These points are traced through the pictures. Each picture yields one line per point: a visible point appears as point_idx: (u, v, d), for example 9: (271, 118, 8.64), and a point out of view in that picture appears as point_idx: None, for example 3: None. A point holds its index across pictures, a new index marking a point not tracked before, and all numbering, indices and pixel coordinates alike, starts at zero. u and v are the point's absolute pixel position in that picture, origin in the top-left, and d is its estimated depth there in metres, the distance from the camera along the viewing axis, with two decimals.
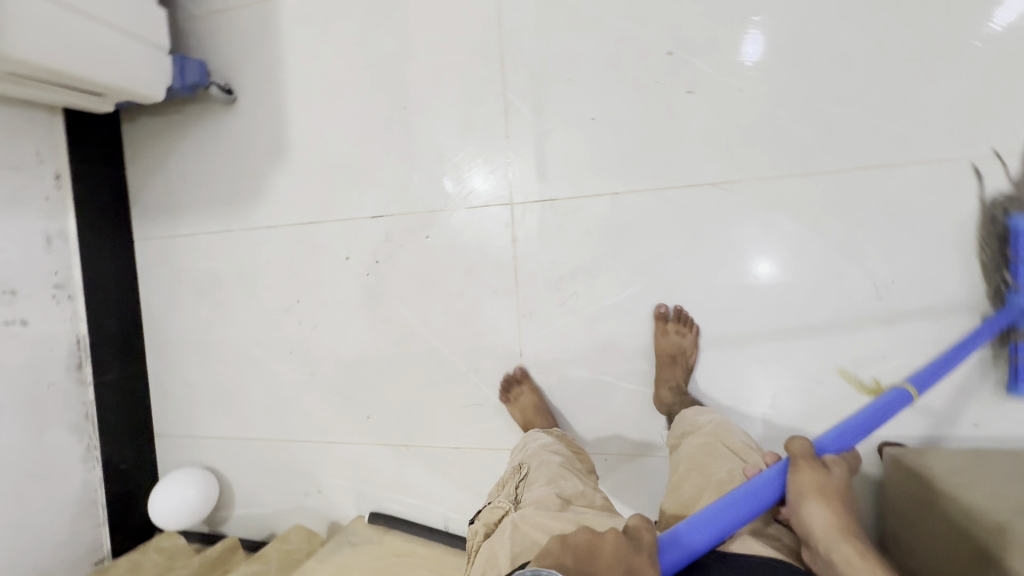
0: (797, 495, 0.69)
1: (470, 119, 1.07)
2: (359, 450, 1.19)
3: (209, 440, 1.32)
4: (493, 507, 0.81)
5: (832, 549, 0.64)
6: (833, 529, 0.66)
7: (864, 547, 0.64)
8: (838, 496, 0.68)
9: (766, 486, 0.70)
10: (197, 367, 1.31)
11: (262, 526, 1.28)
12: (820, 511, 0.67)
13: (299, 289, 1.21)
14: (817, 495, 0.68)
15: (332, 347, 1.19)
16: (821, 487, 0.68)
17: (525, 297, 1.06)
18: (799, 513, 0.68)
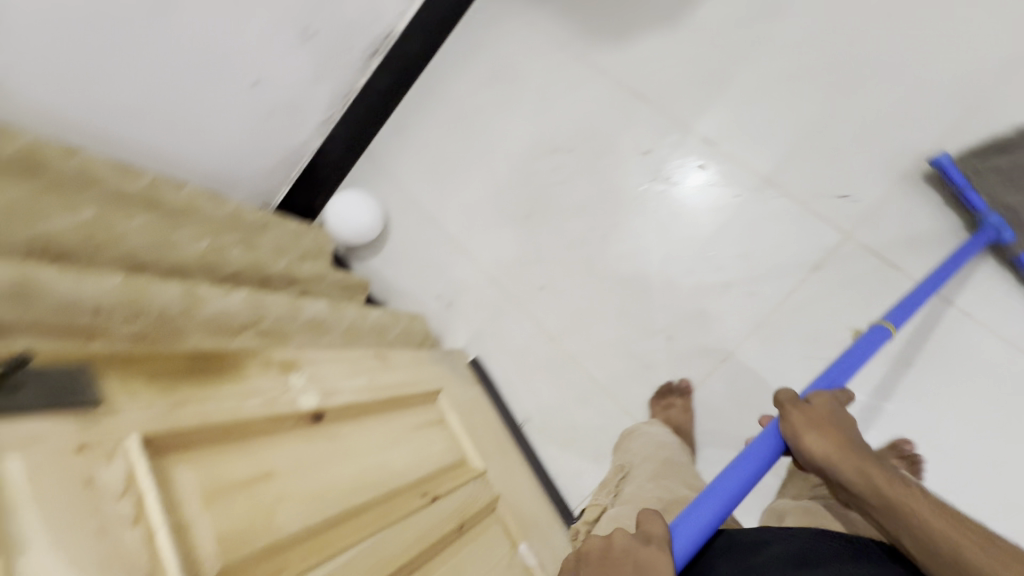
0: (793, 435, 0.62)
1: (882, 130, 0.93)
2: (508, 303, 1.18)
3: (401, 192, 1.35)
4: (593, 504, 0.92)
5: (842, 468, 0.57)
6: (839, 454, 0.57)
7: (863, 459, 0.57)
8: (825, 430, 0.60)
9: (769, 438, 0.64)
10: (441, 131, 1.31)
11: (383, 288, 1.32)
12: (819, 439, 0.60)
13: (578, 141, 1.16)
14: (810, 428, 0.61)
15: (563, 209, 1.16)
16: (803, 427, 0.61)
17: (773, 322, 0.98)
18: (804, 454, 0.60)
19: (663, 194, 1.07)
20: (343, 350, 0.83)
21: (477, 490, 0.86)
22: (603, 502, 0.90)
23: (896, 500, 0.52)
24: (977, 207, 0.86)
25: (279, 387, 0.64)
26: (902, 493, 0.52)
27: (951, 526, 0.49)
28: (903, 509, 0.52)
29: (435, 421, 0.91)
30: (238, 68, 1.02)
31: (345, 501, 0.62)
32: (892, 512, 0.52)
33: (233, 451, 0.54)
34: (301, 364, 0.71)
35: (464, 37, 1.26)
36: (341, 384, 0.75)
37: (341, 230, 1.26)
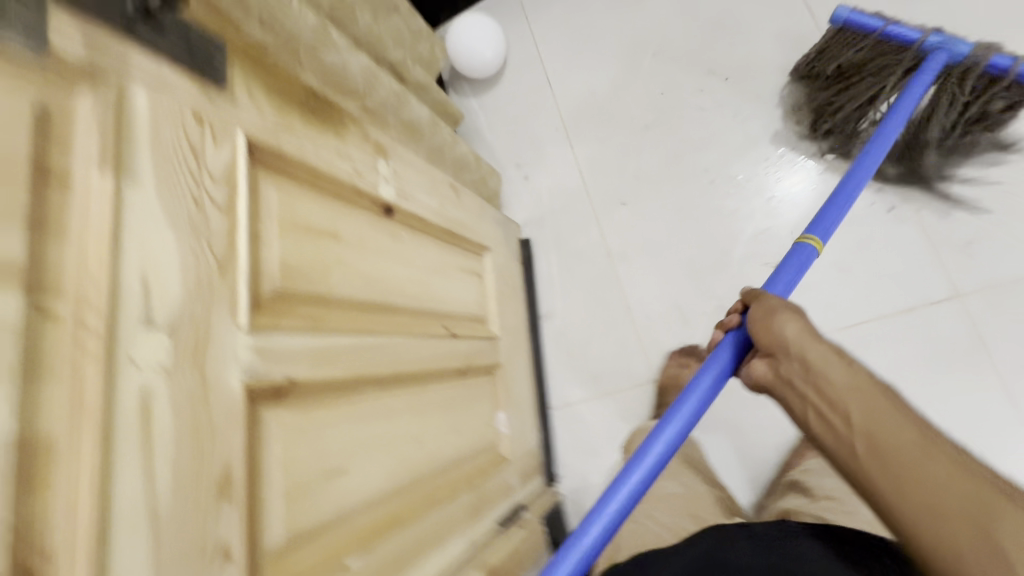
0: (754, 326, 0.59)
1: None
2: (583, 202, 1.13)
3: (529, 42, 1.23)
4: None
5: (784, 361, 0.54)
6: (805, 337, 0.53)
7: (815, 340, 0.52)
8: (796, 317, 0.55)
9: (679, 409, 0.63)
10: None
11: (470, 132, 1.26)
12: (759, 365, 0.58)
13: (739, 72, 1.04)
14: (776, 315, 0.56)
15: (685, 137, 1.06)
16: (768, 313, 0.58)
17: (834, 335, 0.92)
18: (761, 340, 0.57)
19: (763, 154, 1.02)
20: (426, 165, 0.80)
21: (486, 348, 0.89)
22: None
23: (835, 395, 0.48)
24: (910, 37, 0.85)
25: (368, 163, 0.63)
26: (847, 390, 0.47)
27: (894, 420, 0.44)
28: (842, 401, 0.47)
29: (475, 273, 0.91)
30: None
31: (386, 295, 0.63)
32: (825, 405, 0.48)
33: (315, 199, 0.54)
34: (391, 155, 0.69)
35: None
36: (416, 194, 0.74)
37: (457, 52, 1.17)
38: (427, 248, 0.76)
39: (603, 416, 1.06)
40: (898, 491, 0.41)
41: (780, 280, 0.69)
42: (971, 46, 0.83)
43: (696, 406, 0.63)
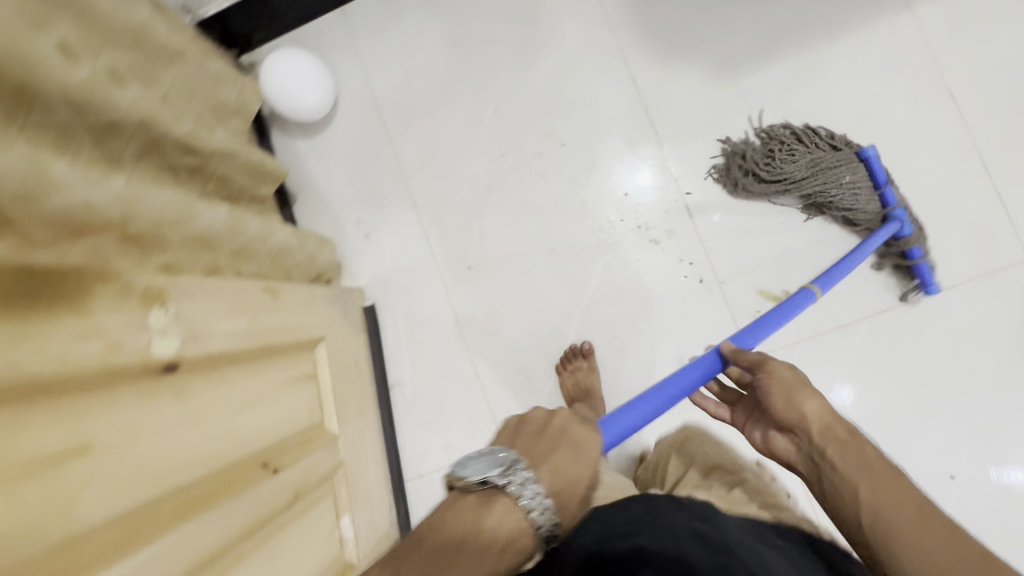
0: (780, 389, 0.60)
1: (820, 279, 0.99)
2: (429, 265, 1.08)
3: (361, 82, 1.11)
4: None
5: (810, 428, 0.57)
6: (829, 416, 0.57)
7: (835, 421, 0.56)
8: (811, 393, 0.59)
9: (674, 386, 0.72)
10: (436, 40, 1.09)
11: (300, 182, 1.13)
12: (779, 437, 0.62)
13: (576, 139, 1.04)
14: (801, 386, 0.60)
15: (525, 203, 1.06)
16: (792, 385, 0.60)
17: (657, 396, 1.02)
18: (785, 407, 0.59)
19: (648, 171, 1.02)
20: (225, 279, 0.68)
21: (322, 456, 0.82)
22: None
23: (848, 477, 0.52)
24: (887, 202, 0.92)
25: (135, 324, 0.52)
26: (866, 476, 0.51)
27: (884, 474, 0.51)
28: (853, 478, 0.52)
29: (305, 375, 0.82)
30: None
31: (172, 475, 0.53)
32: (847, 483, 0.52)
33: (48, 409, 0.42)
34: (170, 294, 0.57)
35: None
36: (214, 324, 0.63)
37: (276, 95, 1.02)
38: (233, 383, 0.65)
39: None
40: (905, 561, 0.46)
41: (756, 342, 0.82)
42: (912, 232, 0.92)
43: (686, 385, 0.72)
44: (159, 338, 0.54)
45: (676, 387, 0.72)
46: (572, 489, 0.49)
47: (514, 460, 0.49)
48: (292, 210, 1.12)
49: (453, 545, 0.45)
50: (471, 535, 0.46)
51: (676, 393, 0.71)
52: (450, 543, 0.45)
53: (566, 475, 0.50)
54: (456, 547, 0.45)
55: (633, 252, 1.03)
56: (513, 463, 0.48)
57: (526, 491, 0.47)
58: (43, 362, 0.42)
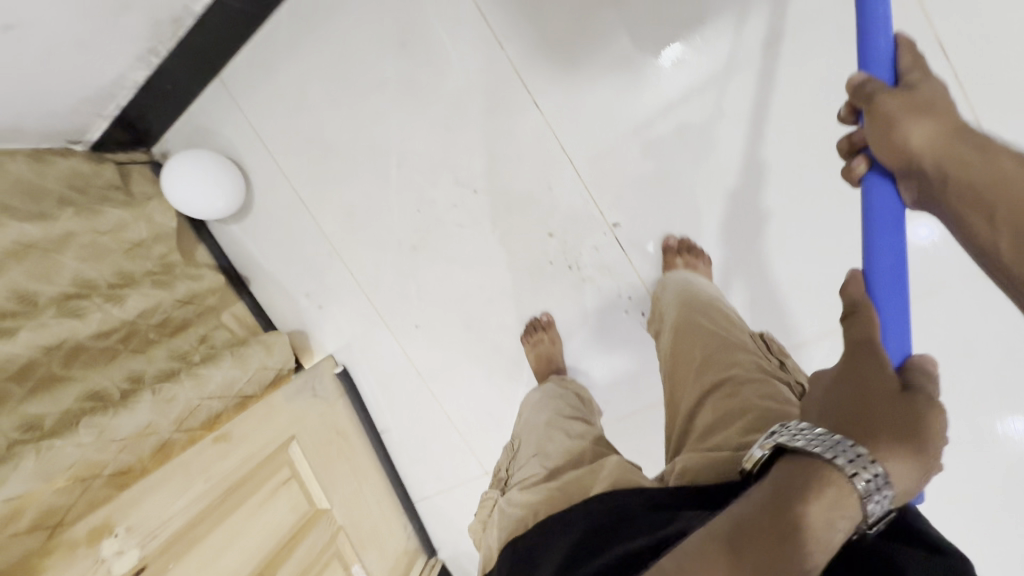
0: (880, 133, 0.47)
1: (763, 301, 0.90)
2: (380, 327, 1.11)
3: (265, 155, 1.06)
4: (487, 497, 0.87)
5: (947, 162, 0.44)
6: (941, 139, 0.44)
7: (953, 147, 0.44)
8: (924, 117, 0.45)
9: (887, 210, 0.48)
10: (319, 95, 0.99)
11: (246, 265, 1.16)
12: (924, 125, 0.45)
13: (487, 181, 0.95)
14: (912, 113, 0.46)
15: (451, 256, 1.02)
16: (887, 121, 0.46)
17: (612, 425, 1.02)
18: (889, 149, 0.47)
19: (676, 54, 0.83)
20: (170, 460, 0.79)
21: (317, 535, 0.98)
22: (494, 490, 0.85)
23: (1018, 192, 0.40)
24: None
25: (90, 567, 0.64)
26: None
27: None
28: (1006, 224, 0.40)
29: (282, 481, 0.95)
30: None
31: None
32: (1004, 225, 0.40)
33: None
34: (116, 518, 0.69)
35: None
36: (167, 513, 0.75)
37: (187, 202, 1.01)
38: (206, 539, 0.79)
39: (454, 500, 1.21)
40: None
41: (887, 35, 0.50)
42: None
43: (898, 201, 0.48)
44: (117, 562, 0.67)
45: (889, 218, 0.47)
46: (920, 456, 0.41)
47: (780, 425, 0.46)
48: (251, 291, 1.17)
49: (797, 491, 0.41)
50: (833, 507, 0.40)
51: (898, 215, 0.48)
52: (792, 488, 0.41)
53: (857, 417, 0.42)
54: (799, 501, 0.40)
55: (572, 292, 0.97)
56: (824, 433, 0.42)
57: (833, 445, 0.41)
58: None
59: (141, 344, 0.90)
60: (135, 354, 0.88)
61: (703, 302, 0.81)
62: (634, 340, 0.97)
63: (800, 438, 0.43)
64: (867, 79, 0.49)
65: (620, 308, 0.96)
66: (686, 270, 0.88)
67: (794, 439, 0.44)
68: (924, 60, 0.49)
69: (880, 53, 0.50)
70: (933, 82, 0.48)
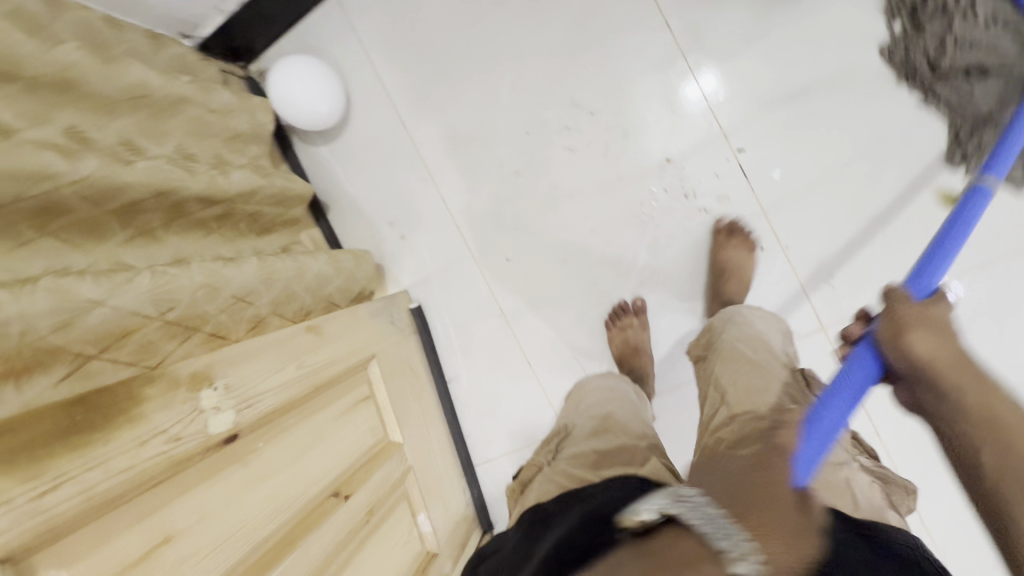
0: (891, 336, 0.57)
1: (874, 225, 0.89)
2: (466, 259, 1.06)
3: (370, 73, 1.05)
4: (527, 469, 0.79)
5: (948, 389, 0.53)
6: (943, 361, 0.53)
7: (948, 361, 0.53)
8: (929, 332, 0.55)
9: (850, 380, 0.59)
10: (437, 13, 1.00)
11: (329, 189, 1.11)
12: (924, 339, 0.55)
13: (605, 104, 0.94)
14: (917, 326, 0.56)
15: (556, 183, 0.98)
16: (898, 329, 0.56)
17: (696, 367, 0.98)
18: (897, 351, 0.56)
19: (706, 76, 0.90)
20: (266, 336, 0.70)
21: (391, 468, 0.87)
22: (536, 462, 0.78)
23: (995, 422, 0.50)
24: None
25: (189, 413, 0.55)
26: (996, 437, 0.49)
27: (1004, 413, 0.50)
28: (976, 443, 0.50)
29: (362, 398, 0.86)
30: None
31: (252, 531, 0.59)
32: (990, 450, 0.48)
33: (125, 522, 0.47)
34: (217, 371, 0.60)
35: None
36: (263, 385, 0.65)
37: (291, 106, 0.98)
38: (294, 430, 0.69)
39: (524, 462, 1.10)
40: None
41: (940, 273, 0.62)
42: None
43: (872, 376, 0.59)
44: (216, 417, 0.58)
45: (851, 389, 0.58)
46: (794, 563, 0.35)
47: (676, 489, 0.40)
48: (328, 220, 1.11)
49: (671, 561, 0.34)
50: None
51: (864, 388, 0.59)
52: (673, 558, 0.35)
53: (747, 502, 0.39)
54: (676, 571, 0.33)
55: (685, 222, 0.94)
56: (713, 513, 0.37)
57: (724, 528, 0.35)
58: (122, 477, 0.47)
59: (233, 230, 0.83)
60: (227, 237, 0.81)
61: (747, 335, 0.80)
62: (747, 277, 0.93)
63: (686, 505, 0.38)
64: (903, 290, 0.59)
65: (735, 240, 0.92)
66: (731, 250, 0.91)
67: (688, 506, 0.38)
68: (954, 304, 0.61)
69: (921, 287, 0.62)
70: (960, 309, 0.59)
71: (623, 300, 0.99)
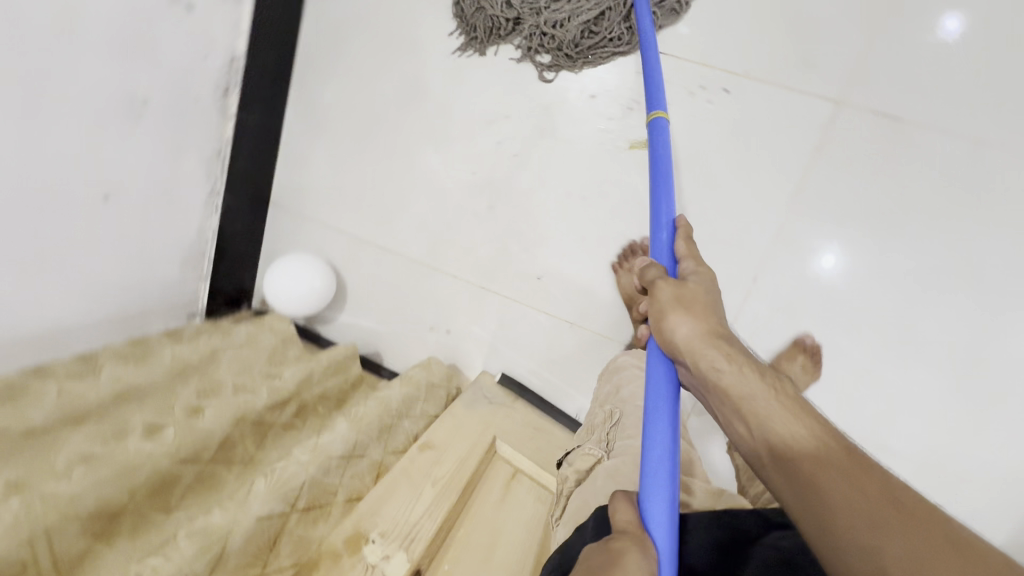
0: (658, 334, 0.65)
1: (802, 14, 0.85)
2: (510, 306, 1.06)
3: (333, 236, 1.15)
4: (583, 451, 0.78)
5: (702, 366, 0.60)
6: (695, 339, 0.61)
7: (701, 346, 0.60)
8: (685, 315, 0.63)
9: (662, 385, 0.65)
10: (350, 152, 1.10)
11: (370, 343, 1.17)
12: (681, 321, 0.63)
13: (511, 100, 0.99)
14: (673, 308, 0.64)
15: (529, 190, 1.00)
16: (659, 315, 0.65)
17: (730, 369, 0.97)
18: (666, 342, 0.64)
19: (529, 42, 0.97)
20: (389, 476, 0.70)
21: None
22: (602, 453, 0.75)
23: (739, 400, 0.56)
24: None
25: None
26: (762, 405, 0.54)
27: (754, 383, 0.56)
28: (742, 411, 0.56)
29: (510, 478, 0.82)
30: (69, 198, 0.75)
31: None
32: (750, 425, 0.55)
33: None
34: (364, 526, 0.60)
35: (329, 39, 1.07)
36: (412, 515, 0.64)
37: (295, 301, 1.07)
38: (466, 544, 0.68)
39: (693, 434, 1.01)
40: (812, 495, 0.47)
41: (666, 209, 0.78)
42: None
43: (670, 377, 0.66)
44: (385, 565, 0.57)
45: (668, 397, 0.64)
46: None
47: None
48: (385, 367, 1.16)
49: None
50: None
51: (674, 397, 0.65)
52: None
53: None
54: None
55: (648, 130, 0.92)
56: None
57: None
58: None
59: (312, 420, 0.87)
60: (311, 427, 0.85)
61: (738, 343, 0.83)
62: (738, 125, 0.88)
63: None
64: (647, 261, 0.73)
65: (700, 106, 0.90)
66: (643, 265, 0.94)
67: None
68: (692, 243, 0.74)
69: (661, 221, 0.78)
70: (698, 269, 0.70)
71: (631, 241, 0.97)
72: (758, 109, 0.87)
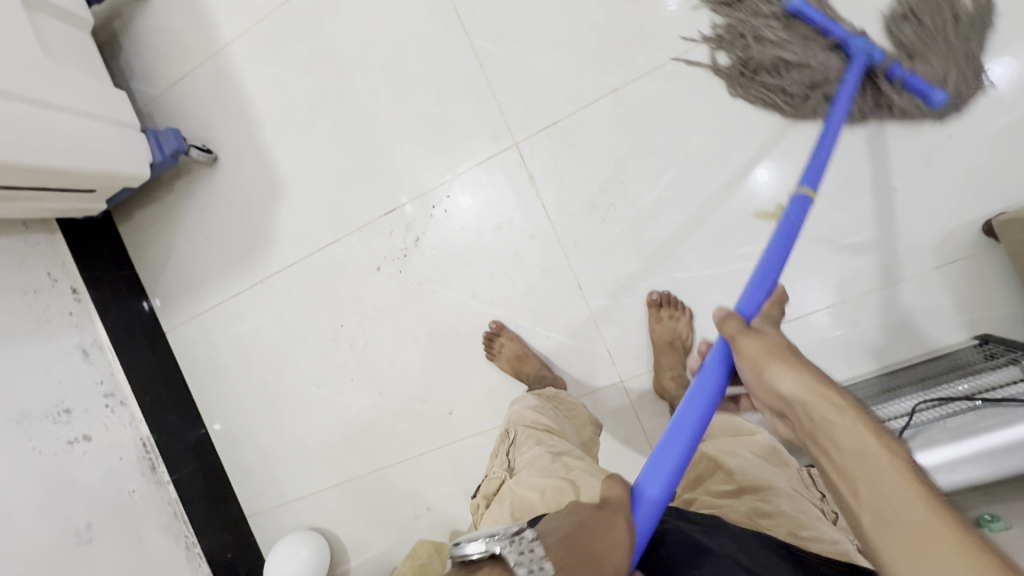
0: (753, 362, 0.54)
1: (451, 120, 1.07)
2: (453, 450, 1.13)
3: (300, 506, 1.25)
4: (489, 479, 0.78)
5: (796, 401, 0.48)
6: (801, 383, 0.49)
7: (798, 386, 0.49)
8: (788, 359, 0.52)
9: (700, 404, 0.57)
10: (270, 436, 1.26)
11: (384, 566, 1.20)
12: (782, 365, 0.51)
13: (337, 313, 1.17)
14: (774, 352, 0.53)
15: (395, 359, 1.14)
16: (757, 363, 0.53)
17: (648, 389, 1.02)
18: (762, 380, 0.52)
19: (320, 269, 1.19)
20: None
21: None
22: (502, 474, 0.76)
23: (819, 431, 0.46)
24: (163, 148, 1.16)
25: None
26: (846, 435, 0.44)
27: (847, 416, 0.45)
28: (826, 445, 0.45)
29: None
30: None
31: None
32: (830, 454, 0.45)
33: None
34: None
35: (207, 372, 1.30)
36: None
37: None
38: None
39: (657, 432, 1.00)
40: (882, 528, 0.39)
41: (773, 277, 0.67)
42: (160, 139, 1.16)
43: (709, 405, 0.57)
44: None
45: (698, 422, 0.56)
46: None
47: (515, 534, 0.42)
48: None
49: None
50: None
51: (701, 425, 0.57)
52: None
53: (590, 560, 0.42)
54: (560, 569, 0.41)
55: (428, 256, 1.10)
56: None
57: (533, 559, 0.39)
58: None
59: None
60: None
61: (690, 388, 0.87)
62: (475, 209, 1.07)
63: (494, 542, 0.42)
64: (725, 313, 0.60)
65: (444, 217, 1.09)
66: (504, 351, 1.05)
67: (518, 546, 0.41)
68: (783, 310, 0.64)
69: (759, 290, 0.66)
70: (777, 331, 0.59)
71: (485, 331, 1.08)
72: (477, 191, 1.06)
